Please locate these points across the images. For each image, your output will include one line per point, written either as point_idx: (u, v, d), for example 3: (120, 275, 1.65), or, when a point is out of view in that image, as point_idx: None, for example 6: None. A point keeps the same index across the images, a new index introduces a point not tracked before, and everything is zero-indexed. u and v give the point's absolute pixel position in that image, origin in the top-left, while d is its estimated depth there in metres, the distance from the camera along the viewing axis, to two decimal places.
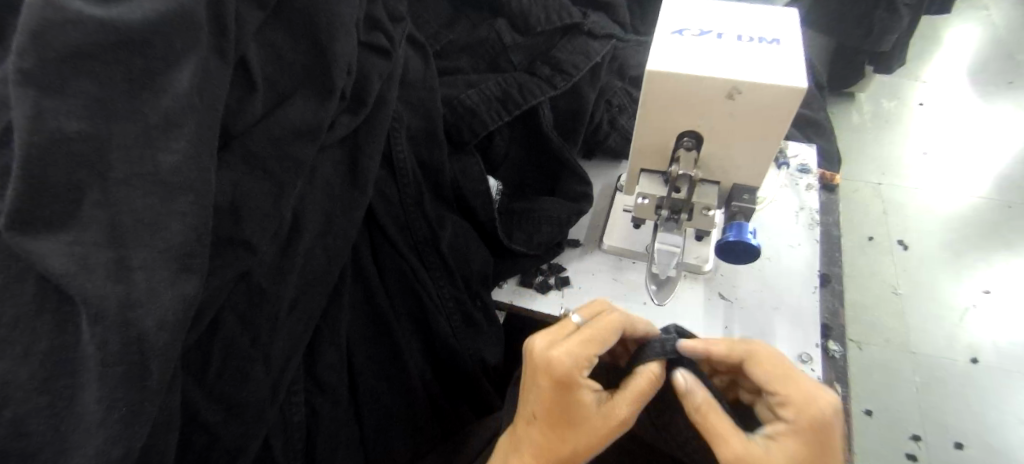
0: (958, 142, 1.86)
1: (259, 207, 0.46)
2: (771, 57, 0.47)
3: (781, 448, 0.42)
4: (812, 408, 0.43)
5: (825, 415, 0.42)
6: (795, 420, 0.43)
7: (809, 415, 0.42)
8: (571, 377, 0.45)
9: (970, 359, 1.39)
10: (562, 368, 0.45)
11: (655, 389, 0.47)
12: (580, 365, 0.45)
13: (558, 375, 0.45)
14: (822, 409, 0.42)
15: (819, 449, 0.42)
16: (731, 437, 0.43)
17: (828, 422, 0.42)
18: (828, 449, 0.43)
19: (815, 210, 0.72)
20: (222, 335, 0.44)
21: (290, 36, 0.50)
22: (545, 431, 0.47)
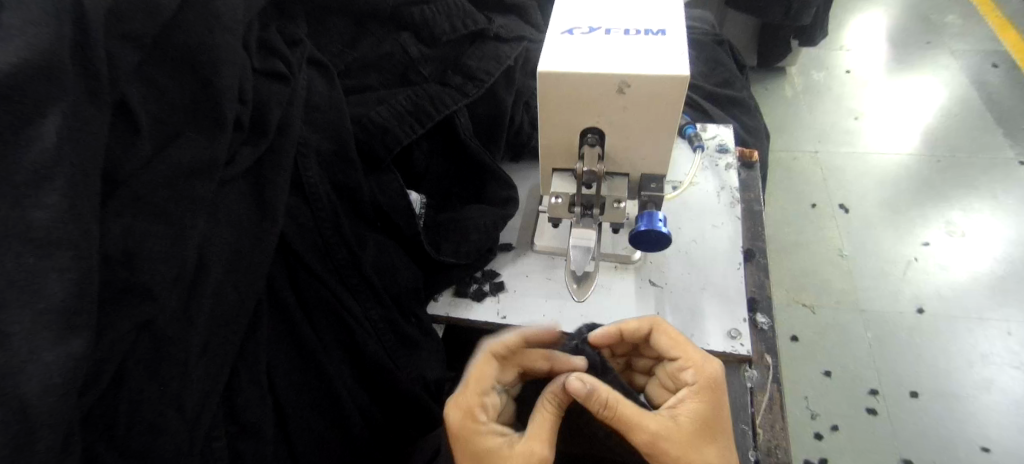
0: (885, 104, 1.94)
1: (155, 252, 0.44)
2: (657, 47, 0.49)
3: (693, 411, 0.48)
4: (705, 368, 0.50)
5: (715, 375, 0.50)
6: (698, 382, 0.49)
7: (704, 374, 0.49)
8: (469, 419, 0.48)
9: (917, 309, 1.45)
10: (459, 416, 0.48)
11: (557, 404, 0.49)
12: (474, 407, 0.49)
13: (458, 421, 0.48)
14: (714, 371, 0.50)
15: (717, 406, 0.49)
16: (649, 421, 0.46)
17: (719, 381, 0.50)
18: (721, 406, 0.49)
19: (735, 188, 0.74)
20: (127, 389, 0.42)
21: (174, 73, 0.49)
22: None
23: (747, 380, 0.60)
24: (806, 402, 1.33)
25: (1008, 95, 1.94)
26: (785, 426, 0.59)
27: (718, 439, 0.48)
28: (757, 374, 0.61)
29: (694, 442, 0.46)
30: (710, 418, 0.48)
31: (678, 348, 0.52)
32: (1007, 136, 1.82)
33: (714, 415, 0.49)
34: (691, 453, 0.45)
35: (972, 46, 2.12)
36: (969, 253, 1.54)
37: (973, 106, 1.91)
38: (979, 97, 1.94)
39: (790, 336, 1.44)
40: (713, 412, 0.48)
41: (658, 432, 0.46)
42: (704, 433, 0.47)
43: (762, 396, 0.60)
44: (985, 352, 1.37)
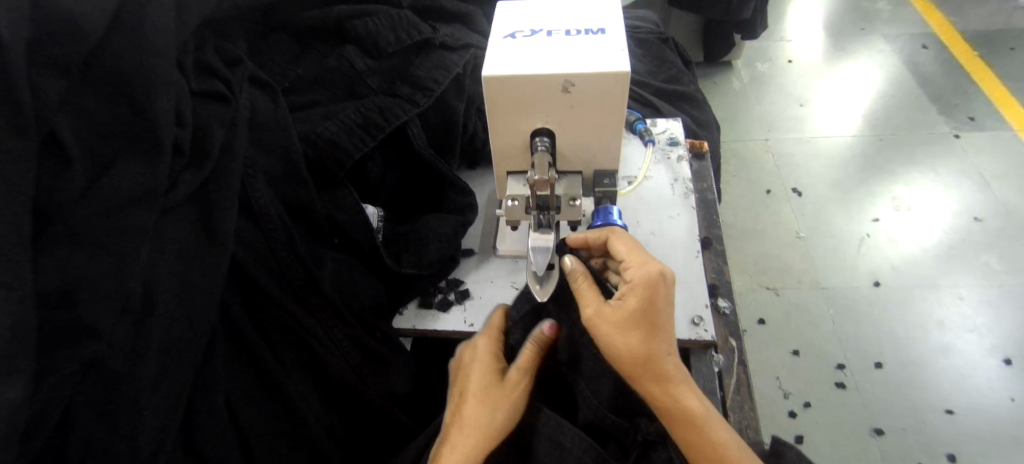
0: (828, 89, 2.04)
1: (97, 287, 0.42)
2: (597, 46, 0.49)
3: (631, 305, 0.48)
4: (643, 268, 0.49)
5: (650, 273, 0.48)
6: (633, 280, 0.49)
7: (640, 273, 0.49)
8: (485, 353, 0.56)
9: (873, 282, 1.51)
10: (479, 351, 0.57)
11: (540, 345, 0.55)
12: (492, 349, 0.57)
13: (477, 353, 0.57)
14: (652, 270, 0.49)
15: (655, 304, 0.48)
16: (589, 303, 0.51)
17: (657, 280, 0.48)
18: (664, 305, 0.49)
19: (688, 179, 0.75)
20: (76, 431, 0.41)
21: (107, 99, 0.47)
22: (472, 404, 0.52)
23: (714, 365, 0.61)
24: (777, 382, 1.37)
25: (938, 74, 2.05)
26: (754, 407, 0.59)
27: (653, 333, 0.48)
28: (723, 358, 0.62)
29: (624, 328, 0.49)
30: (646, 312, 0.48)
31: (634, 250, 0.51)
32: (941, 112, 1.92)
33: (653, 311, 0.48)
34: (615, 338, 0.49)
35: (902, 30, 2.24)
36: (915, 225, 1.62)
37: (907, 86, 2.02)
38: (912, 77, 2.05)
39: (757, 319, 1.48)
40: (649, 309, 0.48)
41: (592, 315, 0.50)
42: (637, 325, 0.49)
43: (730, 379, 0.61)
44: (940, 319, 1.43)
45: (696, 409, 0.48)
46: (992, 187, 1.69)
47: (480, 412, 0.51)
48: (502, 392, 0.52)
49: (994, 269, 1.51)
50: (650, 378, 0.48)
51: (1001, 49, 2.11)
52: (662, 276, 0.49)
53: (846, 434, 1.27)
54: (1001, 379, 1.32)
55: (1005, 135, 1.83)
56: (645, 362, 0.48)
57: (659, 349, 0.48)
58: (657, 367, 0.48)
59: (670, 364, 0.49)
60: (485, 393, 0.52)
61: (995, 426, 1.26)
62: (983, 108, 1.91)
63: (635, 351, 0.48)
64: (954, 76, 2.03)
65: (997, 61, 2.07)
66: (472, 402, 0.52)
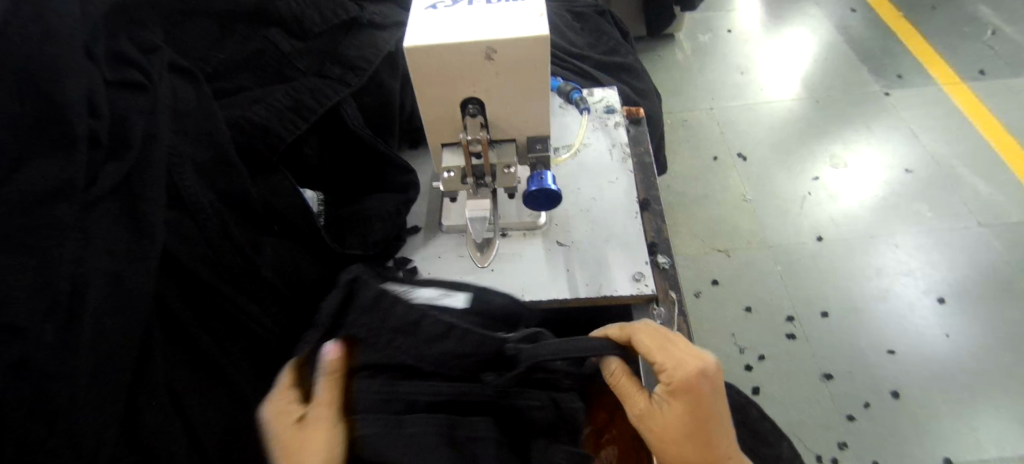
0: (766, 56, 2.11)
1: (16, 285, 0.41)
2: (517, 13, 0.50)
3: (671, 402, 0.50)
4: (679, 369, 0.50)
5: (685, 372, 0.50)
6: (669, 381, 0.50)
7: (678, 374, 0.50)
8: (278, 413, 0.47)
9: (816, 237, 1.59)
10: (271, 417, 0.47)
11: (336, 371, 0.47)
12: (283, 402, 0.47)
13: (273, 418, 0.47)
14: (686, 367, 0.50)
15: (701, 409, 0.49)
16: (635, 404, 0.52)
17: (694, 377, 0.49)
18: (711, 405, 0.50)
19: (626, 144, 0.78)
20: (7, 432, 0.39)
21: (10, 92, 0.45)
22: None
23: (656, 318, 0.63)
24: (733, 338, 1.43)
25: (868, 36, 2.15)
26: None
27: (707, 438, 0.49)
28: (665, 311, 0.63)
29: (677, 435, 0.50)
30: (686, 412, 0.49)
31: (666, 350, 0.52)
32: (871, 72, 2.02)
33: (690, 406, 0.49)
34: (662, 435, 0.50)
35: None
36: (852, 181, 1.71)
37: (839, 48, 2.11)
38: (843, 40, 2.15)
39: (710, 280, 1.54)
40: (694, 415, 0.49)
41: (639, 414, 0.51)
42: (688, 431, 0.49)
43: (672, 331, 0.62)
44: (878, 266, 1.52)
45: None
46: (920, 140, 1.79)
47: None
48: (303, 439, 0.45)
49: (925, 217, 1.61)
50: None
51: (923, 9, 2.22)
52: (700, 370, 0.50)
53: (798, 382, 1.34)
54: (935, 318, 1.42)
55: (931, 90, 1.93)
56: (686, 447, 0.49)
57: (716, 448, 0.49)
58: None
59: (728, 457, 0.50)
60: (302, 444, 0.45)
61: (931, 360, 1.35)
62: (910, 67, 2.02)
63: (682, 445, 0.49)
64: (882, 37, 2.13)
65: (920, 20, 2.19)
66: (294, 460, 0.45)
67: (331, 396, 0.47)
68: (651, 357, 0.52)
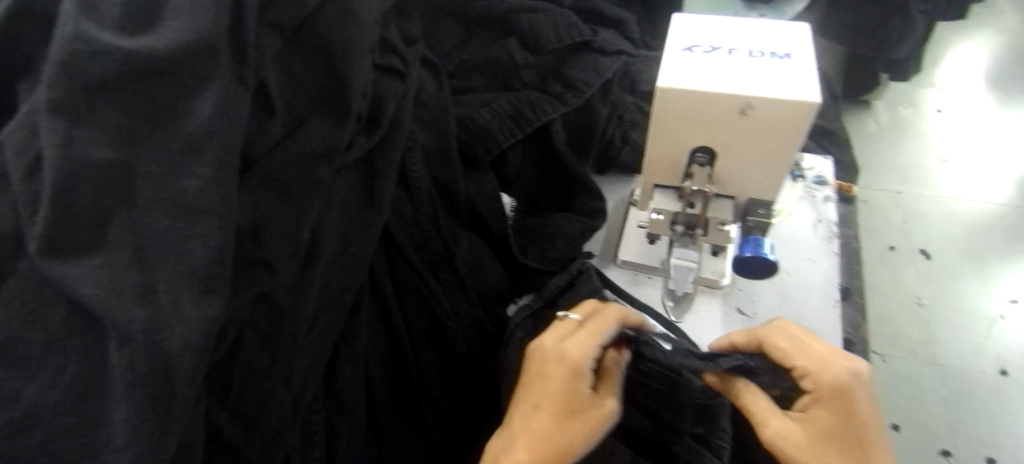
0: (979, 147, 1.84)
1: (277, 228, 0.47)
2: (784, 72, 0.48)
3: (828, 416, 0.46)
4: (825, 371, 0.47)
5: (836, 380, 0.46)
6: (817, 389, 0.47)
7: (824, 378, 0.47)
8: (576, 365, 0.49)
9: (998, 370, 1.36)
10: (572, 356, 0.50)
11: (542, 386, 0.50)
12: (588, 357, 0.50)
13: (568, 361, 0.50)
14: (838, 373, 0.47)
15: (848, 417, 0.46)
16: (767, 417, 0.48)
17: (847, 383, 0.46)
18: (860, 410, 0.46)
19: (834, 223, 0.71)
20: (243, 355, 0.45)
21: (308, 63, 0.52)
22: (551, 408, 0.48)
23: None
24: None
25: None
26: None
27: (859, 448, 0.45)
28: None
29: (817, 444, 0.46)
30: (836, 427, 0.46)
31: (804, 346, 0.49)
32: None
33: (843, 425, 0.46)
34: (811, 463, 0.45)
35: None
36: None
37: None
38: None
39: None
40: (841, 420, 0.46)
41: (777, 432, 0.47)
42: (835, 439, 0.46)
43: None
44: None
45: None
46: None
47: (560, 424, 0.48)
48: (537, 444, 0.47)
49: None
50: None
51: None
52: (851, 376, 0.47)
53: None
54: None
55: None
56: None
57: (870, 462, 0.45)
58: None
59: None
60: (568, 400, 0.49)
61: None
62: None
63: None
64: None
65: None
66: (558, 397, 0.49)
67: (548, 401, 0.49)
68: (789, 361, 0.48)
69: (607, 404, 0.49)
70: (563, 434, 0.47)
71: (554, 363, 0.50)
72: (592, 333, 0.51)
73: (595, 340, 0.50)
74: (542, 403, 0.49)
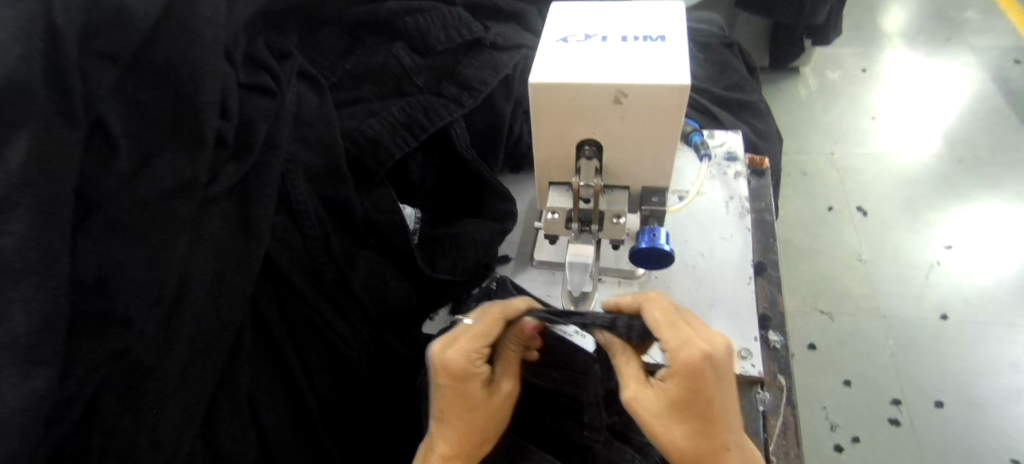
0: (905, 101, 1.89)
1: (131, 277, 0.42)
2: (655, 55, 0.46)
3: (678, 393, 0.42)
4: (685, 349, 0.42)
5: (692, 361, 0.41)
6: (672, 366, 0.42)
7: (679, 356, 0.42)
8: (462, 370, 0.46)
9: (940, 316, 1.39)
10: (456, 364, 0.46)
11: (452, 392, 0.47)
12: (473, 358, 0.47)
13: (454, 366, 0.46)
14: (696, 354, 0.41)
15: (705, 398, 0.42)
16: (629, 382, 0.45)
17: (704, 365, 0.41)
18: (715, 393, 0.42)
19: (746, 197, 0.70)
20: (99, 421, 0.41)
21: (154, 90, 0.47)
22: (451, 401, 0.47)
23: (759, 403, 0.56)
24: (824, 412, 1.28)
25: None
26: (799, 454, 0.55)
27: (711, 428, 0.42)
28: (770, 396, 0.57)
29: (669, 417, 0.43)
30: (690, 402, 0.42)
31: (673, 323, 0.45)
32: None
33: (697, 404, 0.42)
34: (656, 429, 0.43)
35: (995, 42, 2.05)
36: (994, 255, 1.48)
37: (997, 103, 1.84)
38: (1002, 94, 1.88)
39: (807, 344, 1.39)
40: (693, 399, 0.42)
41: (631, 398, 0.44)
42: (690, 417, 0.42)
43: (775, 420, 0.56)
44: (1014, 360, 1.30)
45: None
46: None
47: (466, 418, 0.48)
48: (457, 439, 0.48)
49: None
50: None
51: None
52: (712, 359, 0.41)
53: None
54: None
55: None
56: (691, 447, 0.42)
57: (716, 442, 0.42)
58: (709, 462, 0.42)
59: (729, 451, 0.42)
60: (464, 390, 0.47)
61: None
62: None
63: (685, 446, 0.43)
64: None
65: None
66: (460, 397, 0.47)
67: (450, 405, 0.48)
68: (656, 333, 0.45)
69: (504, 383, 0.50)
70: (467, 419, 0.48)
71: (443, 374, 0.46)
72: (476, 333, 0.47)
73: (482, 342, 0.47)
74: (443, 404, 0.48)
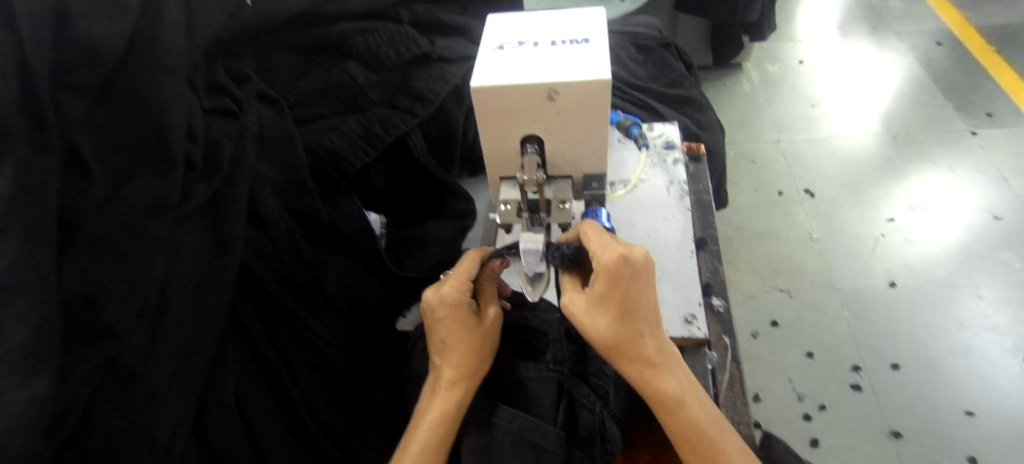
0: (841, 88, 2.02)
1: (114, 292, 0.46)
2: (580, 56, 0.52)
3: (597, 291, 0.48)
4: (604, 254, 0.47)
5: (608, 262, 0.46)
6: (595, 270, 0.48)
7: (598, 261, 0.47)
8: (456, 300, 0.54)
9: (888, 283, 1.49)
10: (448, 296, 0.54)
11: (447, 328, 0.54)
12: (463, 291, 0.54)
13: (450, 296, 0.54)
14: (612, 257, 0.46)
15: (622, 292, 0.47)
16: (568, 292, 0.52)
17: (618, 266, 0.46)
18: (631, 289, 0.47)
19: (684, 181, 0.77)
20: (98, 425, 0.44)
21: (122, 120, 0.50)
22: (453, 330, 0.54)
23: (708, 362, 0.62)
24: (790, 384, 1.36)
25: (956, 71, 2.02)
26: (745, 403, 0.60)
27: (628, 320, 0.47)
28: (717, 355, 0.63)
29: (595, 312, 0.48)
30: (610, 298, 0.47)
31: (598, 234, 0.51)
32: (957, 109, 1.89)
33: (616, 298, 0.47)
34: (585, 323, 0.49)
35: (917, 27, 2.21)
36: (932, 224, 1.59)
37: (922, 83, 1.99)
38: (926, 74, 2.03)
39: (769, 321, 1.47)
40: (612, 295, 0.47)
41: (566, 302, 0.51)
42: (608, 311, 0.48)
43: (722, 376, 0.61)
44: (957, 319, 1.41)
45: (665, 375, 0.48)
46: (1011, 183, 1.66)
47: (467, 343, 0.54)
48: (458, 370, 0.54)
49: (1014, 267, 1.48)
50: (633, 362, 0.48)
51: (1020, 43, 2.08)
52: (627, 260, 0.46)
53: (862, 438, 1.25)
54: None
55: None
56: (613, 337, 0.48)
57: (633, 330, 0.47)
58: (626, 348, 0.48)
59: (644, 338, 0.48)
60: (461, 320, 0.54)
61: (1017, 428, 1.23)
62: (1002, 105, 1.88)
63: (609, 336, 0.48)
64: (971, 73, 2.00)
65: (1015, 55, 2.04)
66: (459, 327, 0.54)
67: (450, 337, 0.54)
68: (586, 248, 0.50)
69: (490, 310, 0.57)
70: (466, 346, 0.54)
71: (441, 306, 0.54)
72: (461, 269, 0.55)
73: (468, 276, 0.55)
74: (444, 335, 0.54)
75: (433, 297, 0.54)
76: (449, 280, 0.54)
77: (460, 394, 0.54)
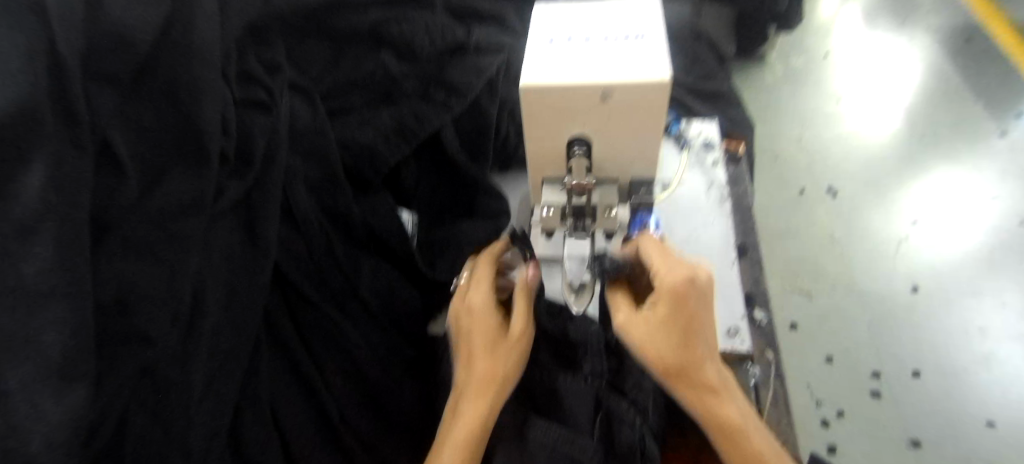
0: (868, 82, 1.97)
1: (149, 295, 0.44)
2: (635, 54, 0.49)
3: (662, 314, 0.46)
4: (669, 275, 0.46)
5: (674, 283, 0.46)
6: (660, 291, 0.46)
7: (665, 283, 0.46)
8: (485, 307, 0.54)
9: (911, 287, 1.46)
10: (476, 304, 0.55)
11: (475, 335, 0.54)
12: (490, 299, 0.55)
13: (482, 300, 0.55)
14: (677, 279, 0.46)
15: (688, 316, 0.46)
16: (620, 310, 0.50)
17: (686, 288, 0.45)
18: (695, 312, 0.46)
19: (725, 184, 0.74)
20: (131, 436, 0.42)
21: (155, 112, 0.48)
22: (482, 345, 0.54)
23: (751, 377, 0.59)
24: (809, 389, 1.33)
25: (988, 68, 1.96)
26: (790, 423, 0.58)
27: (693, 344, 0.46)
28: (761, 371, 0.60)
29: (659, 335, 0.46)
30: (674, 321, 0.46)
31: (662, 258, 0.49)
32: (987, 109, 1.84)
33: (682, 322, 0.46)
34: (647, 347, 0.46)
35: (949, 21, 2.14)
36: (958, 227, 1.56)
37: (952, 80, 1.93)
38: (957, 71, 1.97)
39: (790, 323, 1.44)
40: (678, 318, 0.46)
41: (623, 322, 0.48)
42: (674, 333, 0.46)
43: (767, 392, 0.59)
44: (981, 326, 1.38)
45: (727, 402, 0.47)
46: None
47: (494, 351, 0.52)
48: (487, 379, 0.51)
49: None
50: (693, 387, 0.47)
51: None
52: (695, 281, 0.46)
53: (881, 447, 1.24)
54: None
55: None
56: (677, 362, 0.46)
57: (697, 355, 0.46)
58: (691, 373, 0.46)
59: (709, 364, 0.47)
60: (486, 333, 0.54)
61: None
62: None
63: (671, 360, 0.46)
64: (1003, 70, 1.94)
65: None
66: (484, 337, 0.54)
67: (478, 346, 0.53)
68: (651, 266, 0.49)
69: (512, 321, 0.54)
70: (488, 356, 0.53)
71: (469, 313, 0.54)
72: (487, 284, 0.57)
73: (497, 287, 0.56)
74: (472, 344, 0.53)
75: (463, 305, 0.55)
76: (477, 291, 0.56)
77: (486, 409, 0.50)
